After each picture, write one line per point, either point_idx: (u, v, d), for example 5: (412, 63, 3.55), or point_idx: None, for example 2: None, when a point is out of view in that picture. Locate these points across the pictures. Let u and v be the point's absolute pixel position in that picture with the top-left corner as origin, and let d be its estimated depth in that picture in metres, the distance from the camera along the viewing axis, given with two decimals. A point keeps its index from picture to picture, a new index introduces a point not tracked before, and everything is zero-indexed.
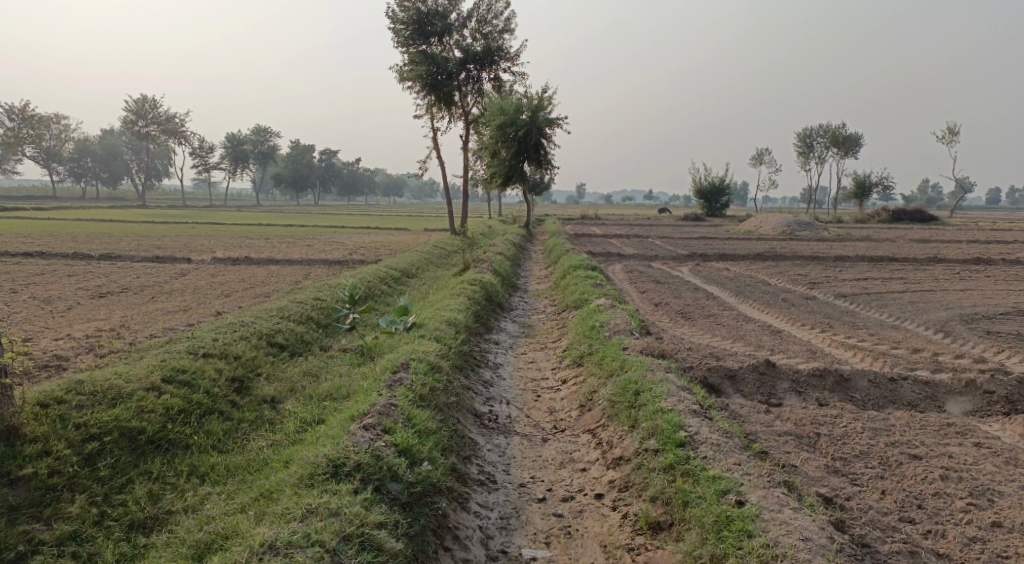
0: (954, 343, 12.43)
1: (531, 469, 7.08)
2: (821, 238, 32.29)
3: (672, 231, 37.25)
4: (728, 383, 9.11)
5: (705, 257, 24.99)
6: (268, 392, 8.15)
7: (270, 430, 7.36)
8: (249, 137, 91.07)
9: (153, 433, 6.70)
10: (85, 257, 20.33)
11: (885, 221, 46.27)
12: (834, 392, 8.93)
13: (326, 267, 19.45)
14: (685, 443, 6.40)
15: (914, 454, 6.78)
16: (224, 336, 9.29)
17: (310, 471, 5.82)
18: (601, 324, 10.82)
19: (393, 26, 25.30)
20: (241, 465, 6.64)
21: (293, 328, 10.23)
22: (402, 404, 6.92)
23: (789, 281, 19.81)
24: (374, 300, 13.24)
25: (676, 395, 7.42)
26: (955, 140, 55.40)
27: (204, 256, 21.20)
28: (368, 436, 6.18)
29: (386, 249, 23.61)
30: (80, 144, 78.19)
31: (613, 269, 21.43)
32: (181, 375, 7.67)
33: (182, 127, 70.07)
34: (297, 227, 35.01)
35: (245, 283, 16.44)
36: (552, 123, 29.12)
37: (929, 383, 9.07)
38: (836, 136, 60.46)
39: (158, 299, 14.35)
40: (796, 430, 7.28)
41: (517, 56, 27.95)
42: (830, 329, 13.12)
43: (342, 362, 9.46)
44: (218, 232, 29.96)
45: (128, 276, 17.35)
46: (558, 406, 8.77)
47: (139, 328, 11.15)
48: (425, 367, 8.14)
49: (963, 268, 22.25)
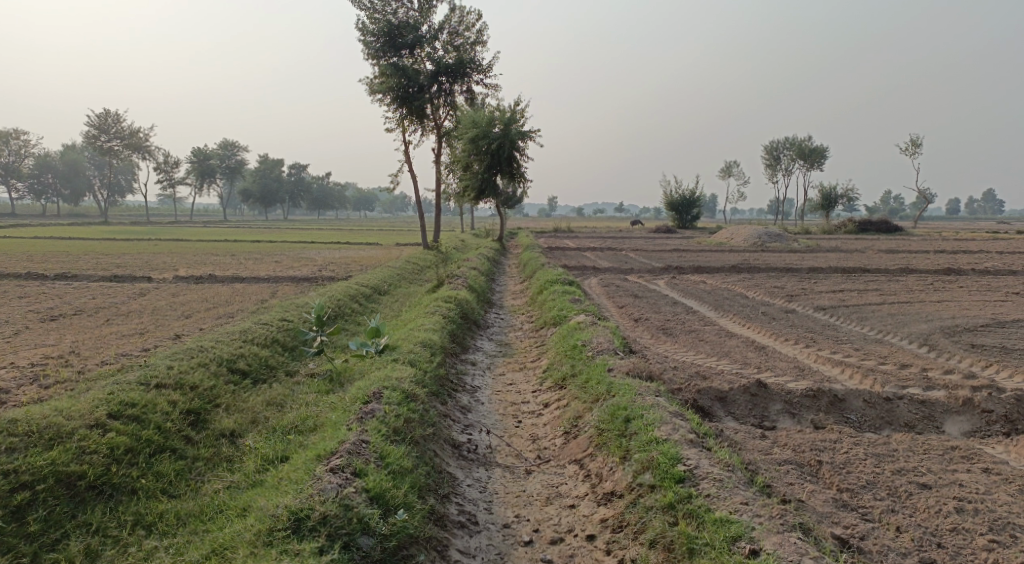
0: (941, 358, 12.14)
1: (516, 506, 6.53)
2: (793, 250, 32.22)
3: (645, 243, 36.98)
4: (718, 406, 8.65)
5: (681, 270, 24.66)
6: (227, 425, 7.49)
7: (227, 469, 6.73)
8: (215, 151, 89.49)
9: (94, 478, 6.06)
10: (39, 277, 19.38)
11: (852, 231, 46.59)
12: (829, 414, 8.50)
13: (294, 285, 18.72)
14: (684, 479, 5.93)
15: (923, 483, 6.36)
16: (180, 362, 8.59)
17: (269, 526, 5.21)
18: (583, 343, 10.30)
19: (362, 38, 24.74)
20: (193, 511, 6.03)
21: (256, 352, 9.56)
22: (374, 440, 6.33)
23: (767, 294, 19.52)
24: (344, 320, 12.60)
25: (670, 422, 6.91)
26: (917, 152, 56.12)
27: (165, 275, 20.32)
28: (335, 482, 5.57)
29: (356, 265, 22.92)
30: (39, 159, 76.14)
31: (589, 284, 20.99)
32: (130, 409, 6.99)
33: (146, 142, 68.43)
34: (265, 243, 34.10)
35: (208, 303, 15.68)
36: (525, 136, 28.73)
37: (926, 402, 8.69)
38: (802, 149, 60.96)
39: (114, 321, 13.54)
40: (797, 457, 6.82)
41: (489, 69, 27.53)
42: (814, 344, 12.75)
43: (309, 390, 8.81)
44: (181, 249, 29.00)
45: (83, 297, 16.46)
46: (541, 432, 8.23)
47: (90, 354, 10.39)
48: (399, 396, 7.53)
49: (935, 279, 22.17)
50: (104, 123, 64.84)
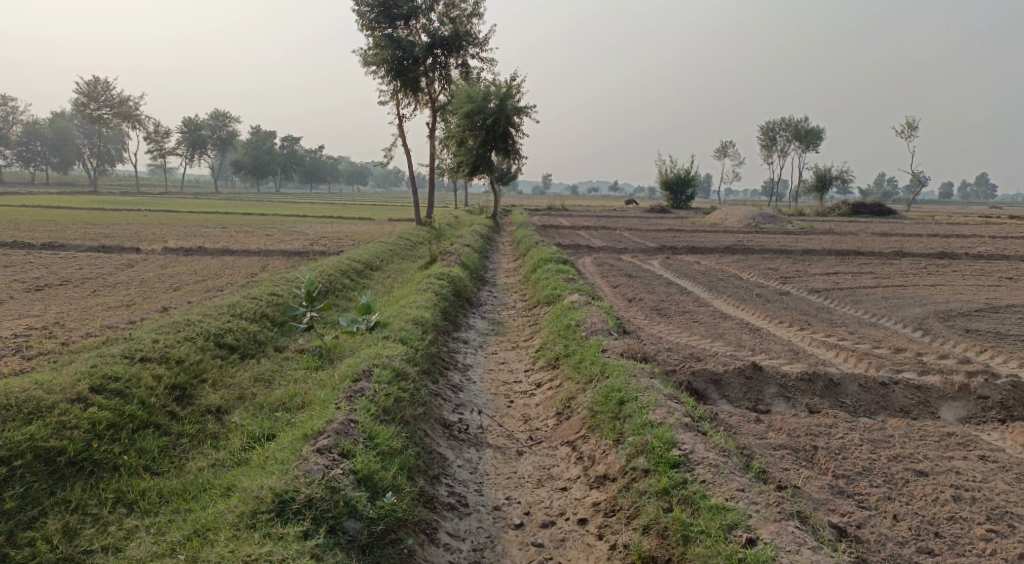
0: (936, 342, 12.06)
1: (507, 488, 6.43)
2: (787, 231, 32.09)
3: (638, 222, 36.76)
4: (713, 389, 8.54)
5: (675, 249, 24.52)
6: (213, 401, 7.33)
7: (212, 447, 6.59)
8: (206, 122, 88.40)
9: (75, 454, 5.91)
10: (25, 246, 19.06)
11: (846, 214, 46.47)
12: (824, 398, 8.40)
13: (285, 259, 18.47)
14: (679, 464, 5.82)
15: (920, 470, 6.27)
16: (165, 336, 8.41)
17: (253, 508, 5.07)
18: (577, 323, 10.15)
19: (357, 8, 24.27)
20: (177, 490, 5.91)
21: (245, 327, 9.39)
22: (363, 420, 6.18)
23: (761, 275, 19.42)
24: (334, 296, 12.41)
25: (664, 405, 6.79)
26: (913, 135, 55.84)
27: (154, 246, 20.05)
28: (321, 464, 5.43)
29: (348, 240, 22.69)
30: (28, 127, 75.16)
31: (582, 263, 20.85)
32: (113, 383, 6.82)
33: (136, 111, 67.48)
34: (257, 215, 33.74)
35: (196, 275, 15.44)
36: (520, 112, 28.38)
37: (922, 387, 8.61)
38: (798, 130, 60.55)
39: (100, 292, 13.30)
40: (792, 442, 6.72)
41: (485, 43, 27.09)
42: (808, 326, 12.66)
43: (298, 366, 8.66)
44: (171, 220, 28.63)
45: (70, 267, 16.20)
46: (533, 413, 8.11)
47: (74, 326, 10.18)
48: (389, 375, 7.38)
49: (929, 263, 22.10)
50: (93, 91, 63.91)
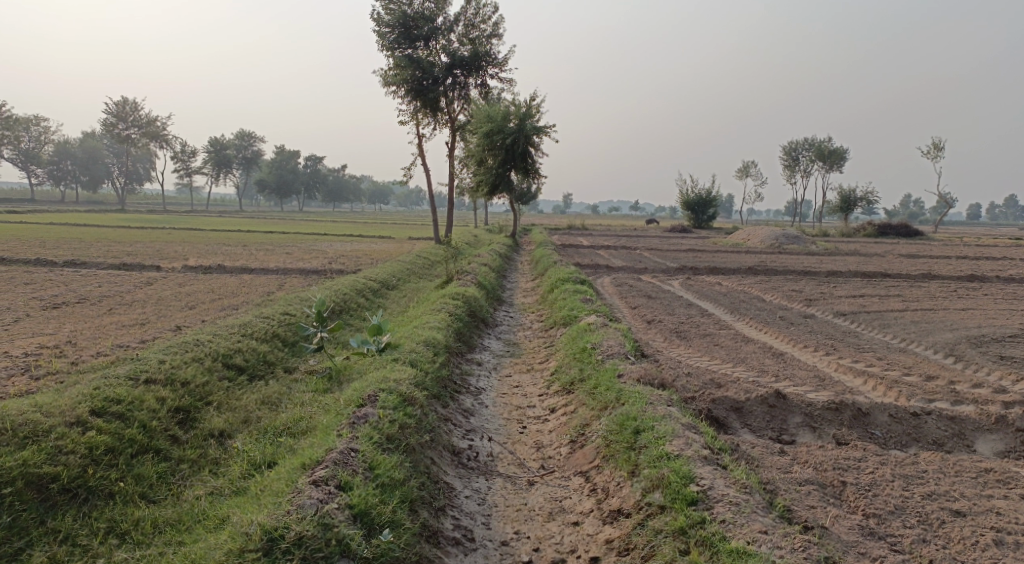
0: (968, 369, 11.59)
1: (515, 521, 6.13)
2: (810, 253, 31.54)
3: (659, 242, 36.36)
4: (734, 417, 8.19)
5: (695, 270, 24.12)
6: (216, 425, 7.11)
7: (212, 473, 6.38)
8: (231, 141, 89.48)
9: (68, 480, 5.74)
10: (48, 263, 19.16)
11: (871, 235, 45.72)
12: (852, 429, 8.01)
13: (302, 277, 18.35)
14: (697, 501, 5.51)
15: (956, 509, 5.90)
16: (173, 356, 8.22)
17: (241, 545, 4.84)
18: (593, 346, 9.84)
19: (377, 29, 24.37)
20: (172, 520, 5.72)
21: (254, 347, 9.19)
22: (364, 449, 5.93)
23: (785, 297, 18.97)
24: (347, 316, 12.22)
25: (682, 435, 6.46)
26: (940, 155, 54.96)
27: (174, 264, 20.06)
28: (315, 497, 5.18)
29: (367, 259, 22.60)
30: (59, 146, 76.60)
31: (602, 283, 20.53)
32: (114, 406, 6.63)
33: (163, 131, 68.32)
34: (277, 233, 33.83)
35: (213, 294, 15.35)
36: (540, 132, 28.24)
37: (955, 419, 8.20)
38: (822, 150, 59.94)
39: (116, 310, 13.22)
40: (818, 477, 6.37)
41: (505, 63, 27.03)
42: (834, 351, 12.24)
43: (306, 389, 8.43)
44: (193, 238, 28.75)
45: (89, 285, 16.19)
46: (546, 440, 7.81)
47: (86, 345, 10.06)
48: (395, 400, 7.12)
49: (959, 286, 21.49)
50: (122, 111, 64.94)
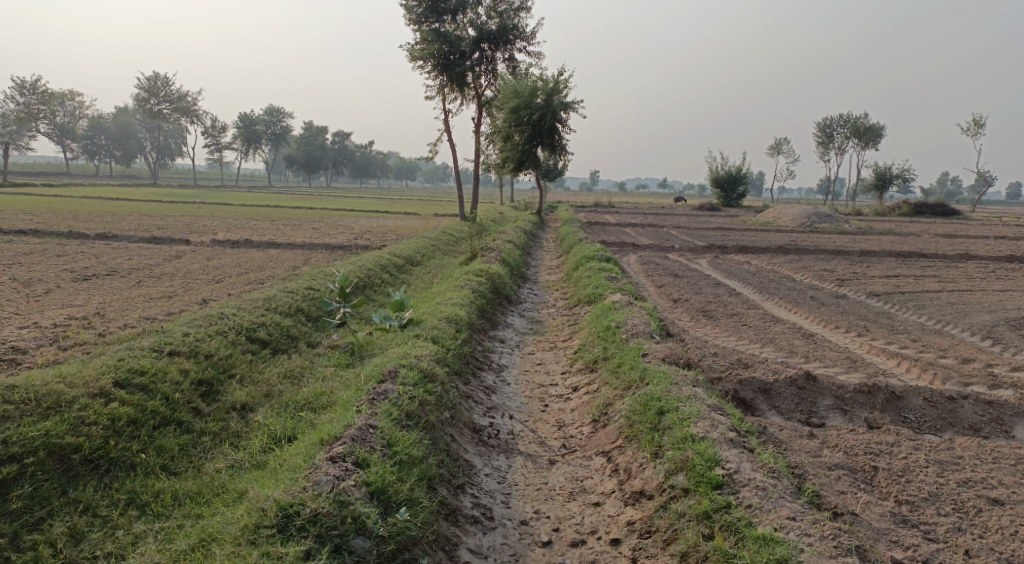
0: (1006, 352, 11.24)
1: (536, 500, 6.05)
2: (843, 232, 30.90)
3: (688, 220, 35.87)
4: (762, 399, 8.01)
5: (724, 249, 23.73)
6: (239, 398, 7.10)
7: (233, 446, 6.37)
8: (260, 116, 89.80)
9: (90, 451, 5.77)
10: (80, 236, 19.38)
11: (906, 214, 44.68)
12: (885, 413, 7.78)
13: (328, 253, 18.35)
14: (722, 485, 5.36)
15: (994, 498, 5.69)
16: (197, 329, 8.21)
17: (256, 521, 4.81)
18: (617, 325, 9.68)
19: (405, 3, 24.12)
20: (192, 492, 5.73)
21: (278, 321, 9.17)
22: (383, 426, 5.87)
23: (816, 277, 18.58)
24: (371, 291, 12.18)
25: (708, 417, 6.29)
26: (981, 132, 53.36)
27: (203, 238, 20.18)
28: (332, 474, 5.13)
29: (393, 234, 22.56)
30: (92, 122, 77.39)
31: (628, 261, 20.29)
32: (138, 377, 6.64)
33: (194, 106, 68.67)
34: (305, 209, 33.95)
35: (240, 268, 15.40)
36: (568, 107, 27.87)
37: (993, 404, 7.94)
38: (858, 127, 58.53)
39: (144, 283, 13.32)
40: (848, 462, 6.20)
41: (533, 36, 26.63)
42: (866, 333, 11.93)
43: (329, 363, 8.39)
44: (222, 213, 28.94)
45: (119, 258, 16.33)
46: (568, 419, 7.70)
47: (114, 317, 10.11)
48: (416, 376, 7.04)
49: (998, 267, 20.88)
50: (154, 87, 65.44)
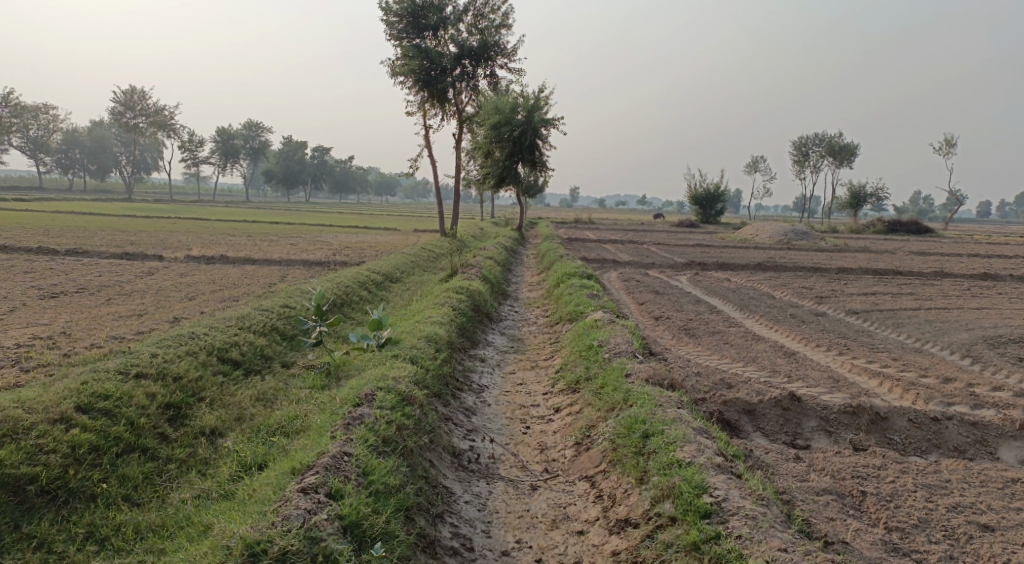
0: (985, 371, 11.25)
1: (517, 529, 5.86)
2: (820, 249, 31.12)
3: (667, 237, 35.97)
4: (746, 420, 7.88)
5: (704, 266, 23.75)
6: (208, 422, 6.81)
7: (201, 475, 6.11)
8: (238, 131, 89.15)
9: (47, 482, 5.51)
10: (49, 252, 18.90)
11: (881, 231, 45.19)
12: (870, 434, 7.68)
13: (306, 269, 18.06)
14: (710, 514, 5.20)
15: (985, 523, 5.59)
16: (166, 349, 7.93)
17: (221, 559, 4.58)
18: (600, 344, 9.52)
19: (385, 19, 24.03)
20: (156, 525, 5.48)
21: (252, 341, 8.90)
22: (358, 453, 5.65)
23: (795, 294, 18.60)
24: (348, 309, 11.93)
25: (694, 440, 6.13)
26: (952, 152, 54.28)
27: (177, 254, 19.80)
28: (303, 508, 4.91)
29: (371, 251, 22.30)
30: (66, 135, 76.27)
31: (608, 278, 20.23)
32: (102, 401, 6.36)
33: (171, 120, 67.97)
34: (282, 224, 33.57)
35: (214, 285, 15.06)
36: (548, 124, 27.87)
37: (977, 425, 7.87)
38: (833, 145, 59.29)
39: (114, 301, 12.95)
40: (836, 487, 6.07)
41: (514, 53, 26.63)
42: (847, 351, 11.88)
43: (303, 384, 8.13)
44: (198, 228, 28.50)
45: (89, 274, 15.93)
46: (550, 441, 7.50)
47: (81, 336, 9.77)
48: (394, 399, 6.81)
49: (972, 285, 21.07)
50: (130, 100, 64.80)
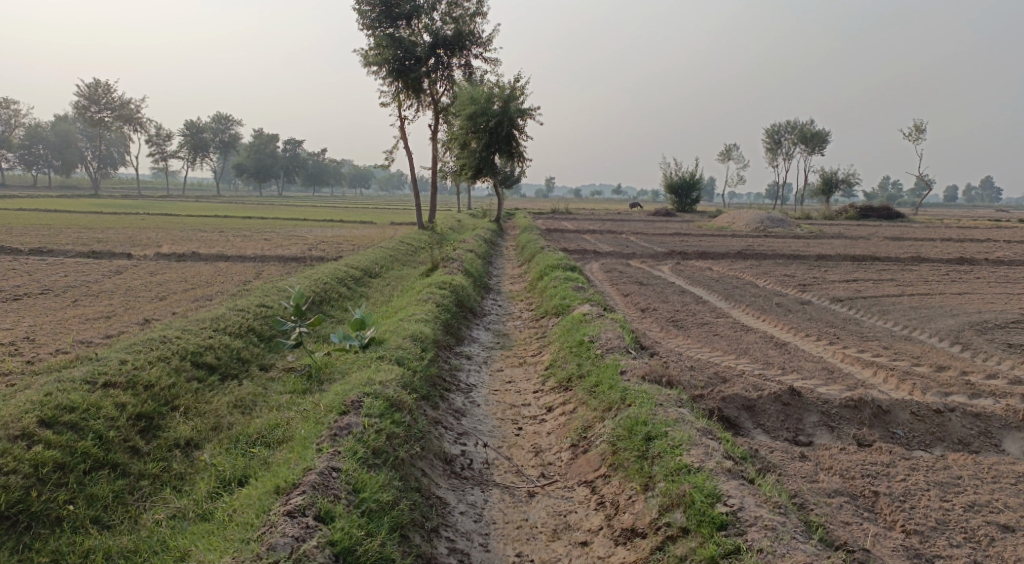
0: (976, 358, 11.11)
1: (516, 541, 5.56)
2: (796, 236, 31.08)
3: (644, 226, 35.76)
4: (746, 417, 7.62)
5: (684, 255, 23.54)
6: (183, 433, 6.38)
7: (176, 491, 5.70)
8: (207, 125, 87.41)
9: (7, 506, 5.08)
10: (12, 252, 18.14)
11: (853, 217, 45.40)
12: (873, 429, 7.47)
13: (280, 265, 17.53)
14: (726, 525, 4.98)
15: (1005, 524, 5.46)
16: (134, 355, 7.44)
17: None
18: (590, 340, 9.18)
19: (357, 7, 23.41)
20: (129, 550, 5.10)
21: (227, 343, 8.44)
22: (347, 468, 5.34)
23: (778, 282, 18.45)
24: (327, 308, 11.48)
25: (701, 442, 5.85)
26: (921, 137, 54.60)
27: (146, 251, 19.13)
28: (290, 535, 4.63)
29: (347, 245, 21.78)
30: (30, 130, 74.26)
31: (590, 269, 19.91)
32: (67, 414, 5.91)
33: (137, 113, 66.32)
34: (255, 218, 32.77)
35: (186, 284, 14.50)
36: (525, 114, 27.46)
37: (980, 415, 7.68)
38: (803, 133, 59.54)
39: (81, 302, 12.37)
40: (848, 487, 5.84)
41: (488, 43, 26.15)
42: (837, 341, 11.68)
43: (284, 389, 7.70)
44: (168, 224, 27.65)
45: (54, 275, 15.26)
46: (544, 443, 7.16)
47: (45, 341, 9.23)
48: (382, 405, 6.44)
49: (950, 269, 21.05)
50: (94, 94, 62.99)
